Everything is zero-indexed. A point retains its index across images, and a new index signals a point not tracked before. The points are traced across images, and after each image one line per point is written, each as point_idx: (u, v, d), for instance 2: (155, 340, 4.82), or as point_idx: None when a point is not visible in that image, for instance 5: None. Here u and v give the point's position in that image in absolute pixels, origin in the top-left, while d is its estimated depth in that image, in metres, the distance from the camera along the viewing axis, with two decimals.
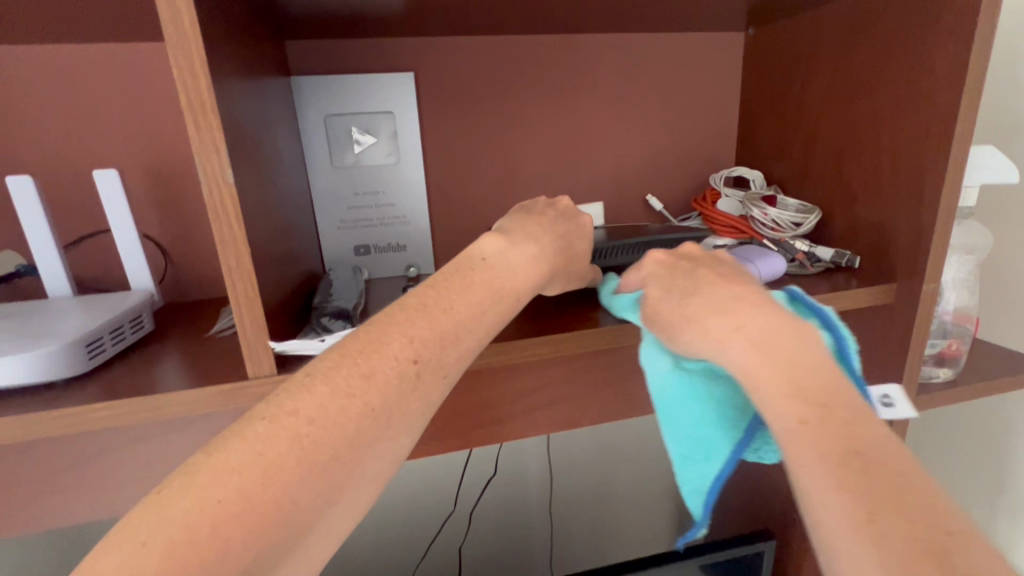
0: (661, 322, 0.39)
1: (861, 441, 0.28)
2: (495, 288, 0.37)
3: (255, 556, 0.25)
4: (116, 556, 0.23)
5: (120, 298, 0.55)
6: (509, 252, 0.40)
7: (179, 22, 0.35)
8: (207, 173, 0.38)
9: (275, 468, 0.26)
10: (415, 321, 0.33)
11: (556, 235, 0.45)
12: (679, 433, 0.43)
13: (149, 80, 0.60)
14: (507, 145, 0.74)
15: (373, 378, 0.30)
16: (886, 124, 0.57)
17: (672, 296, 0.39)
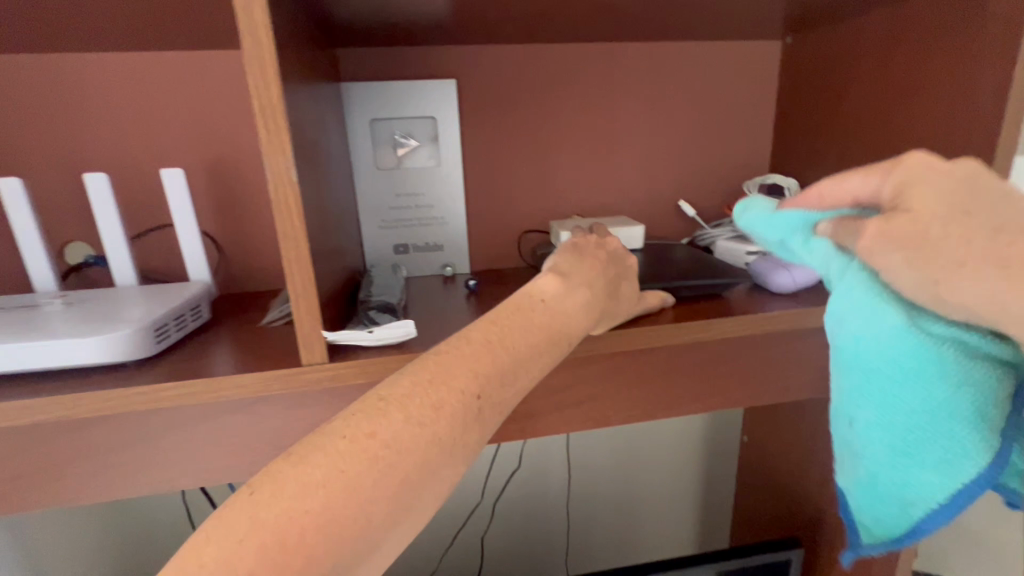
0: (915, 250, 0.29)
1: None
2: (552, 326, 0.38)
3: (332, 566, 0.26)
4: (215, 552, 0.24)
5: (180, 289, 0.59)
6: (566, 295, 0.41)
7: (255, 35, 0.39)
8: (273, 173, 0.41)
9: (354, 487, 0.27)
10: (481, 355, 0.34)
11: (605, 276, 0.47)
12: (898, 419, 0.36)
13: (211, 85, 0.64)
14: (543, 149, 0.76)
15: (441, 409, 0.31)
16: (927, 133, 0.57)
17: (961, 224, 0.28)
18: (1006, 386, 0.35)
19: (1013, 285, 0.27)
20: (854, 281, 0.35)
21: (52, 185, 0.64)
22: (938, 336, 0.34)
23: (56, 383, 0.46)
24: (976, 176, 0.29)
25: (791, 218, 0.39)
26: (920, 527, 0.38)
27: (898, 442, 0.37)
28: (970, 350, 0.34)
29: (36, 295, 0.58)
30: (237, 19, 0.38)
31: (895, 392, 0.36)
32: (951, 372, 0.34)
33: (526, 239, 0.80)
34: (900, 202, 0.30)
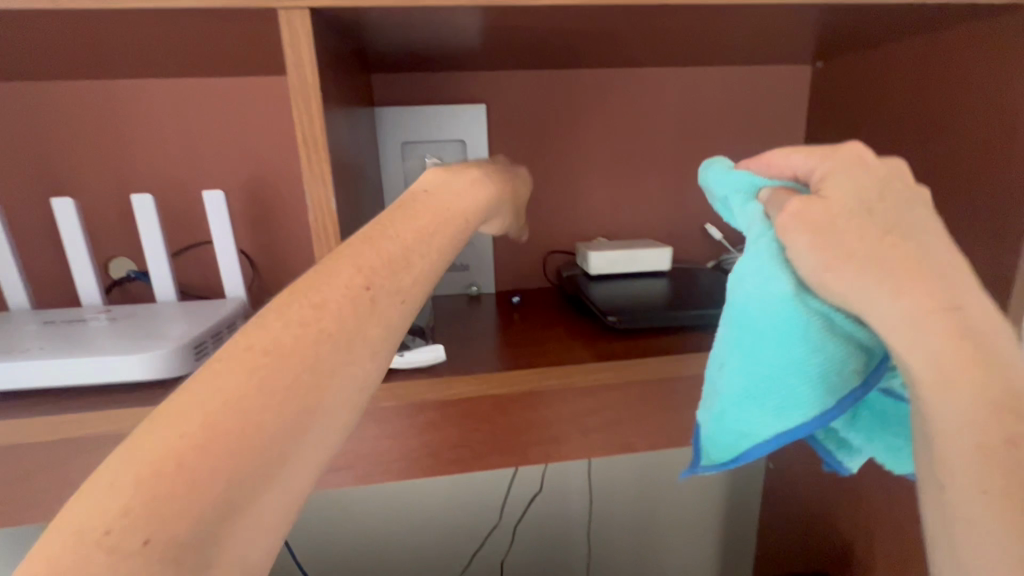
0: (821, 232, 0.32)
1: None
2: (443, 215, 0.37)
3: (230, 482, 0.25)
4: (95, 499, 0.23)
5: (217, 306, 0.61)
6: (450, 182, 0.39)
7: (302, 71, 0.40)
8: (314, 201, 0.43)
9: (235, 399, 0.26)
10: (365, 251, 0.33)
11: (494, 175, 0.44)
12: (758, 369, 0.36)
13: (253, 109, 0.67)
14: (571, 172, 0.77)
15: (325, 307, 0.30)
16: (959, 164, 0.55)
17: (861, 220, 0.32)
18: (859, 368, 0.36)
19: (880, 278, 0.31)
20: (762, 247, 0.35)
21: (100, 204, 0.67)
22: (812, 310, 0.34)
23: (101, 397, 0.49)
24: (888, 179, 0.33)
25: (743, 178, 0.39)
26: (742, 456, 0.39)
27: (751, 385, 0.37)
28: (834, 328, 0.35)
29: (84, 309, 0.61)
30: (286, 55, 0.40)
31: (763, 344, 0.36)
32: (813, 337, 0.35)
33: (551, 259, 0.80)
34: (823, 187, 0.33)
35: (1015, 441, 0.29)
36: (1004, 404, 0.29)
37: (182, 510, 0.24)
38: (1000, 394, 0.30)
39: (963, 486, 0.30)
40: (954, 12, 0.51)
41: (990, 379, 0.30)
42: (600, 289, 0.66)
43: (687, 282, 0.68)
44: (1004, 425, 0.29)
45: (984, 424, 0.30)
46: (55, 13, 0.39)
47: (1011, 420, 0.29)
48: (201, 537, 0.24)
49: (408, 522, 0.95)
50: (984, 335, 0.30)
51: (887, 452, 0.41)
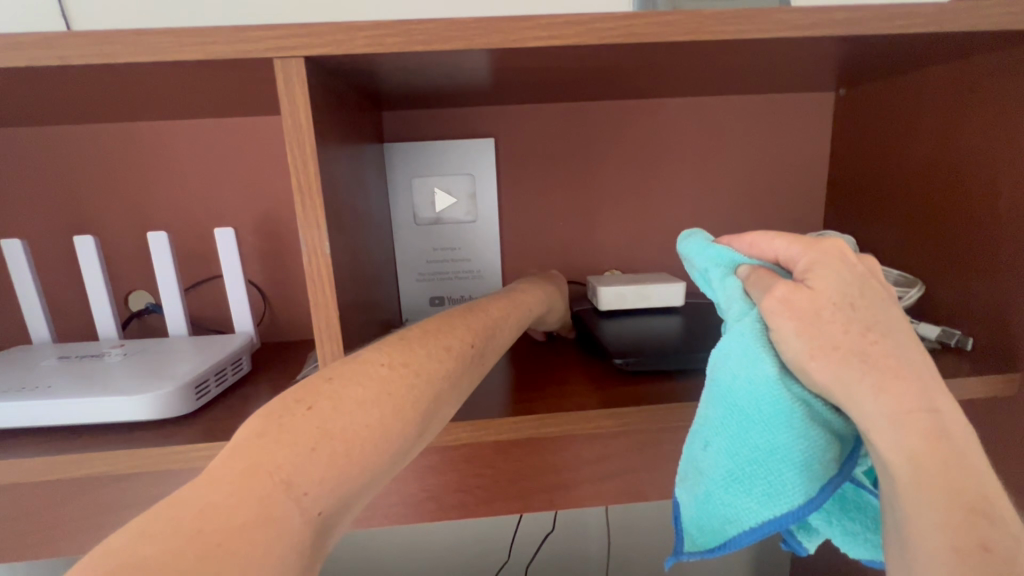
0: (808, 320, 0.33)
1: (987, 536, 0.29)
2: (517, 305, 0.49)
3: (376, 474, 0.29)
4: (292, 455, 0.26)
5: (226, 342, 0.62)
6: (514, 292, 0.52)
7: (297, 118, 0.41)
8: (309, 245, 0.43)
9: (400, 404, 0.31)
10: (469, 317, 0.41)
11: (550, 286, 0.60)
12: (744, 451, 0.37)
13: (266, 147, 0.68)
14: (582, 203, 0.76)
15: (452, 352, 0.36)
16: (1002, 198, 0.52)
17: (843, 313, 0.33)
18: (834, 450, 0.35)
19: (864, 371, 0.32)
20: (745, 326, 0.37)
21: (121, 239, 0.69)
22: (794, 395, 0.35)
23: (105, 437, 0.49)
24: (866, 275, 0.35)
25: (726, 253, 0.41)
26: (728, 542, 0.38)
27: (737, 467, 0.37)
28: (813, 414, 0.35)
29: (100, 344, 0.63)
30: (281, 104, 0.40)
31: (751, 426, 0.36)
32: (797, 423, 0.35)
33: None
34: (808, 276, 0.35)
35: (988, 545, 0.29)
36: (967, 505, 0.30)
37: (334, 487, 0.26)
38: (967, 494, 0.30)
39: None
40: (988, 39, 0.48)
41: (956, 477, 0.31)
42: (610, 326, 0.64)
43: (703, 319, 0.65)
44: (974, 529, 0.30)
45: (954, 525, 0.30)
46: (68, 69, 0.41)
47: (979, 524, 0.30)
48: (331, 515, 0.26)
49: (419, 557, 0.92)
50: (955, 435, 0.31)
51: (843, 537, 0.40)
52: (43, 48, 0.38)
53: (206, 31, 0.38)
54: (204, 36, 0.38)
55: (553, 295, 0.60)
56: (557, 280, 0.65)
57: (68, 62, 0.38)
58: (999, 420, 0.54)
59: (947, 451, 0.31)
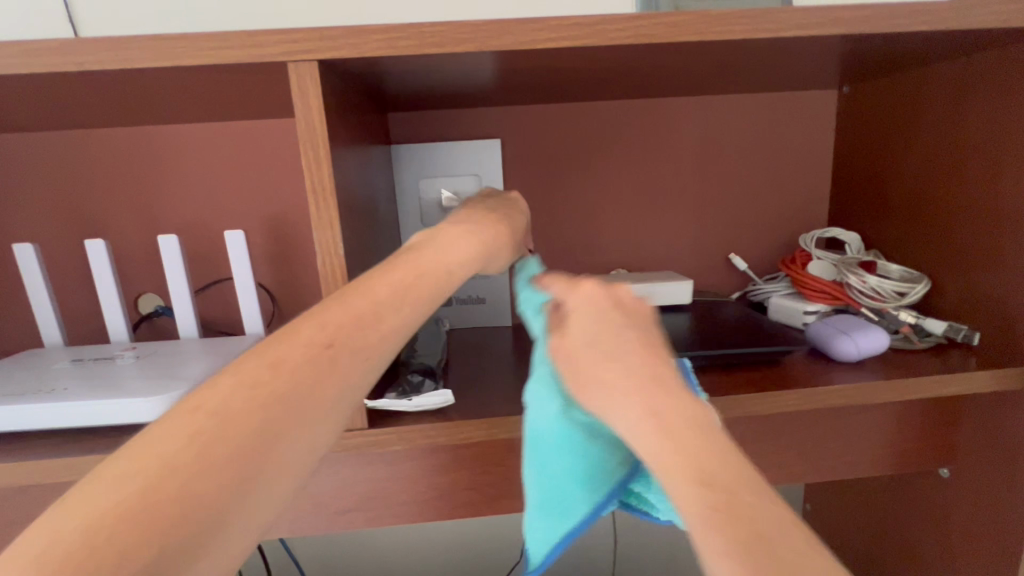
0: (568, 353, 0.34)
1: (763, 526, 0.24)
2: (434, 271, 0.36)
3: (163, 553, 0.21)
4: (16, 569, 0.19)
5: (237, 343, 0.62)
6: (441, 244, 0.38)
7: (311, 120, 0.41)
8: (323, 246, 0.43)
9: (182, 458, 0.23)
10: (330, 310, 0.31)
11: (490, 221, 0.43)
12: (547, 479, 0.40)
13: (275, 149, 0.69)
14: (587, 202, 0.76)
15: (283, 364, 0.28)
16: (1006, 192, 0.52)
17: (596, 342, 0.33)
18: (616, 457, 0.40)
19: (616, 392, 0.31)
20: (542, 367, 0.39)
21: (131, 243, 0.70)
22: (577, 422, 0.39)
23: (121, 439, 0.49)
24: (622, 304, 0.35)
25: (533, 295, 0.41)
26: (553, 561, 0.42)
27: (542, 493, 0.41)
28: (593, 434, 0.39)
29: (110, 347, 0.63)
30: (295, 108, 0.41)
31: (546, 455, 0.40)
32: (581, 446, 0.39)
33: None
34: (572, 313, 0.35)
35: (760, 535, 0.24)
36: (723, 506, 0.25)
37: (131, 560, 0.20)
38: (723, 493, 0.25)
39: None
40: (993, 36, 0.48)
41: (711, 478, 0.26)
42: None
43: (711, 317, 0.65)
44: (737, 536, 0.24)
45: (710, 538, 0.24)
46: (84, 75, 0.41)
47: (739, 512, 0.25)
48: None
49: (427, 557, 0.93)
50: (699, 430, 0.28)
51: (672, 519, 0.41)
52: (61, 54, 0.38)
53: (220, 36, 0.39)
54: (217, 41, 0.39)
55: (508, 240, 0.43)
56: (511, 213, 0.47)
57: (84, 69, 0.39)
58: (1003, 416, 0.54)
59: (684, 438, 0.28)
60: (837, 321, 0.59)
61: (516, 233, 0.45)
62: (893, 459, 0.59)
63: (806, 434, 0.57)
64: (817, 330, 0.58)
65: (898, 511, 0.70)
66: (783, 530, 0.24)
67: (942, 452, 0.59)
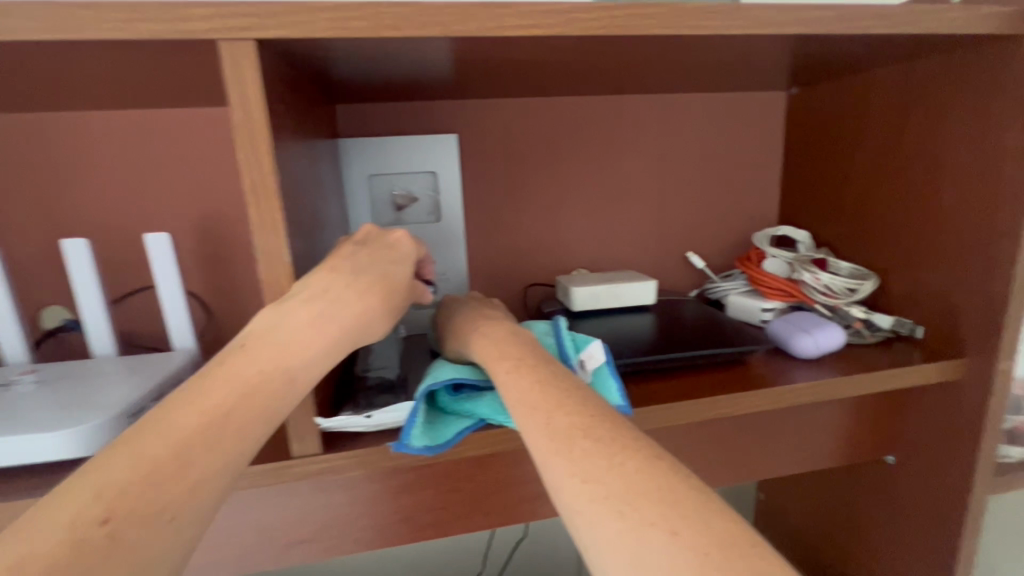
0: (445, 323, 0.50)
1: (547, 375, 0.36)
2: (260, 386, 0.34)
3: None
4: None
5: (165, 360, 0.55)
6: (282, 327, 0.37)
7: (249, 109, 0.36)
8: (266, 253, 0.39)
9: None
10: (112, 467, 0.27)
11: (352, 295, 0.40)
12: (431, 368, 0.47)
13: (203, 141, 0.62)
14: (547, 200, 0.74)
15: (30, 562, 0.22)
16: (946, 192, 0.55)
17: (459, 314, 0.50)
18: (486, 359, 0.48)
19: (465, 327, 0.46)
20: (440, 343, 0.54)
21: (29, 247, 0.60)
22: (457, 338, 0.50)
23: (19, 481, 0.42)
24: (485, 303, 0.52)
25: None
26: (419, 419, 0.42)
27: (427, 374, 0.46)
28: None
29: (4, 370, 0.54)
30: (230, 95, 0.35)
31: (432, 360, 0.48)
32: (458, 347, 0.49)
33: (530, 291, 0.76)
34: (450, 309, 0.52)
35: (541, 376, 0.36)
36: (551, 396, 0.33)
37: None
38: (548, 387, 0.35)
39: (567, 488, 0.28)
40: (939, 42, 0.50)
41: (542, 381, 0.35)
42: (584, 327, 0.62)
43: (675, 317, 0.65)
44: (529, 378, 0.36)
45: (550, 416, 0.32)
46: None
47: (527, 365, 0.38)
48: None
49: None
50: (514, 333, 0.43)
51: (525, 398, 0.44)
52: None
53: (136, 6, 0.33)
54: (132, 12, 0.33)
55: (380, 314, 0.41)
56: (388, 267, 0.44)
57: None
58: (944, 405, 0.57)
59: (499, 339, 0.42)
60: (794, 317, 0.60)
61: (395, 297, 0.43)
62: (849, 451, 0.61)
63: (768, 430, 0.58)
64: (776, 327, 0.59)
65: (846, 498, 0.73)
66: (593, 402, 0.33)
67: (891, 440, 0.62)
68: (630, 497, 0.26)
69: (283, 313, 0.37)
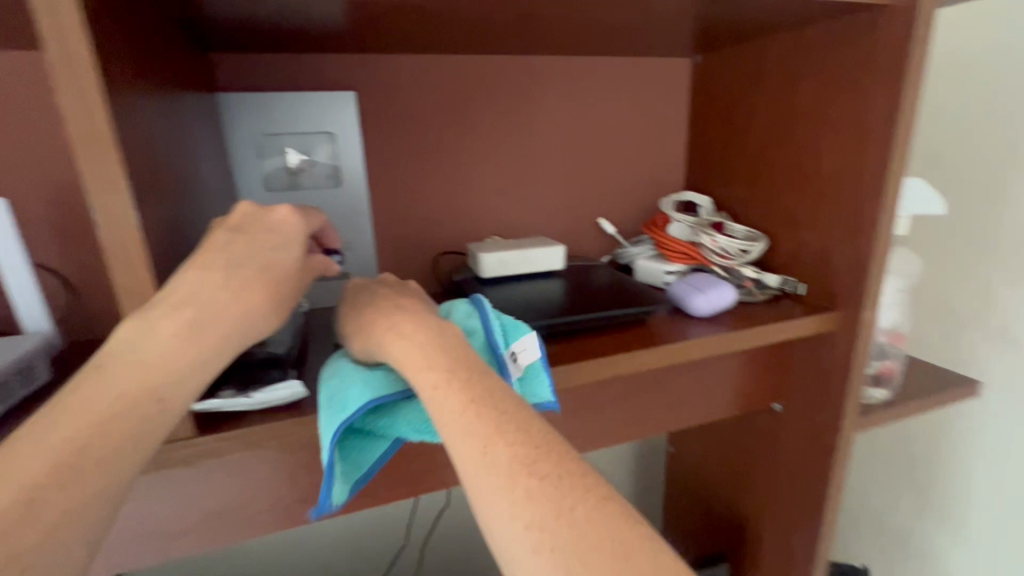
0: (348, 313, 0.43)
1: (477, 390, 0.33)
2: (121, 415, 0.32)
3: None
4: None
5: (9, 344, 0.48)
6: (142, 343, 0.34)
7: (69, 45, 0.31)
8: (108, 216, 0.34)
9: None
10: None
11: (222, 300, 0.37)
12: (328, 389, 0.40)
13: (48, 92, 0.53)
14: (457, 165, 0.72)
15: None
16: (826, 156, 0.59)
17: (364, 301, 0.43)
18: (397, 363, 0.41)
19: (373, 320, 0.41)
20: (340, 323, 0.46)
21: None
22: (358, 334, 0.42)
23: None
24: (390, 286, 0.46)
25: None
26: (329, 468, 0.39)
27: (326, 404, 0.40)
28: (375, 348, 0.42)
29: None
30: (42, 25, 0.30)
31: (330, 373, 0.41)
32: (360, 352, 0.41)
33: (441, 261, 0.74)
34: (352, 295, 0.45)
35: (473, 395, 0.33)
36: (488, 420, 0.31)
37: None
38: (485, 407, 0.32)
39: (513, 536, 0.27)
40: (819, 10, 0.53)
41: (478, 398, 0.33)
42: (492, 294, 0.61)
43: (581, 282, 0.65)
44: (460, 399, 0.33)
45: (490, 448, 0.30)
46: None
47: (456, 379, 0.34)
48: None
49: (304, 558, 0.85)
50: (435, 329, 0.38)
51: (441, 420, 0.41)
52: None
53: None
54: None
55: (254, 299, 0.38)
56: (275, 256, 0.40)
57: None
58: (821, 356, 0.62)
59: (414, 339, 0.37)
60: (691, 278, 0.63)
61: (275, 278, 0.39)
62: (739, 402, 0.65)
63: (667, 387, 0.61)
64: (675, 288, 0.62)
65: (741, 446, 0.79)
66: (537, 427, 0.31)
67: (776, 390, 0.67)
68: (577, 551, 0.26)
69: (145, 325, 0.35)
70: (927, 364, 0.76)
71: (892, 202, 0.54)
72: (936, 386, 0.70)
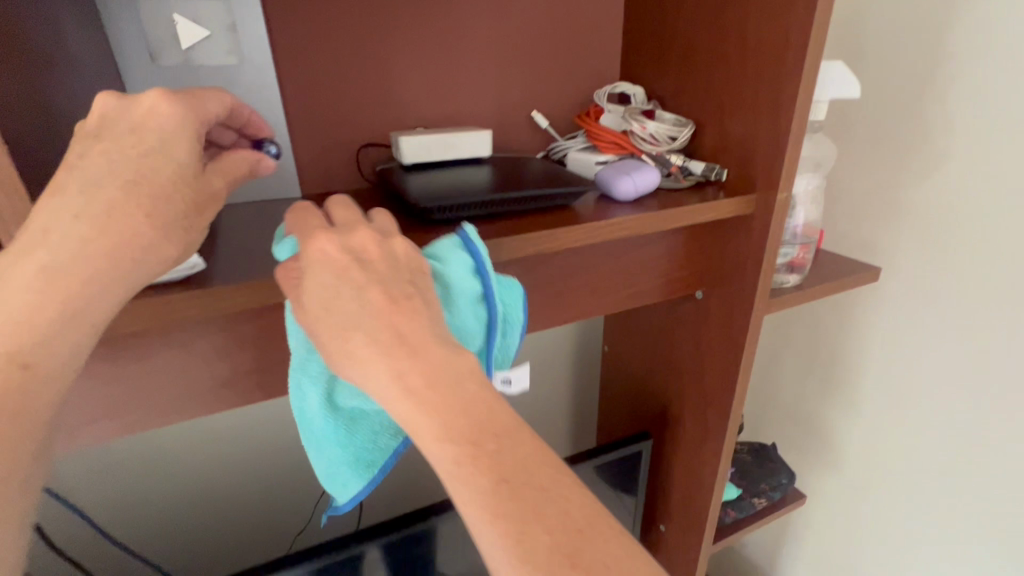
0: (328, 335, 0.35)
1: (508, 468, 0.32)
2: None
3: None
4: None
5: None
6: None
7: None
8: None
9: None
10: None
11: (82, 234, 0.33)
12: (322, 466, 0.46)
13: None
14: (376, 45, 0.66)
15: None
16: (753, 31, 0.58)
17: (348, 322, 0.35)
18: (382, 437, 0.46)
19: (369, 361, 0.34)
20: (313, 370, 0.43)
21: None
22: (337, 409, 0.44)
23: None
24: (371, 280, 0.36)
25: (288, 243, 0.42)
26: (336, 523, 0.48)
27: (323, 480, 0.46)
28: (355, 422, 0.45)
29: None
30: None
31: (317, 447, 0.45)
32: (343, 433, 0.44)
33: (364, 154, 0.70)
34: (325, 302, 0.35)
35: (506, 478, 0.31)
36: (525, 504, 0.31)
37: None
38: (521, 486, 0.31)
39: None
40: None
41: (511, 477, 0.31)
42: (414, 180, 0.58)
43: (508, 168, 0.64)
44: (488, 477, 0.31)
45: (525, 536, 0.30)
46: None
47: (487, 463, 0.32)
48: None
49: (245, 465, 0.85)
50: (452, 379, 0.34)
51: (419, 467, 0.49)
52: None
53: None
54: None
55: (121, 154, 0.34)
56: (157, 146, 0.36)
57: None
58: (740, 241, 0.65)
59: (426, 400, 0.33)
60: (619, 163, 0.63)
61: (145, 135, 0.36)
62: (663, 289, 0.68)
63: (594, 270, 0.62)
64: (602, 174, 0.61)
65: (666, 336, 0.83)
66: (576, 504, 0.32)
67: (698, 277, 0.70)
68: None
69: None
70: (837, 255, 0.82)
71: (810, 82, 0.54)
72: (842, 274, 0.75)
